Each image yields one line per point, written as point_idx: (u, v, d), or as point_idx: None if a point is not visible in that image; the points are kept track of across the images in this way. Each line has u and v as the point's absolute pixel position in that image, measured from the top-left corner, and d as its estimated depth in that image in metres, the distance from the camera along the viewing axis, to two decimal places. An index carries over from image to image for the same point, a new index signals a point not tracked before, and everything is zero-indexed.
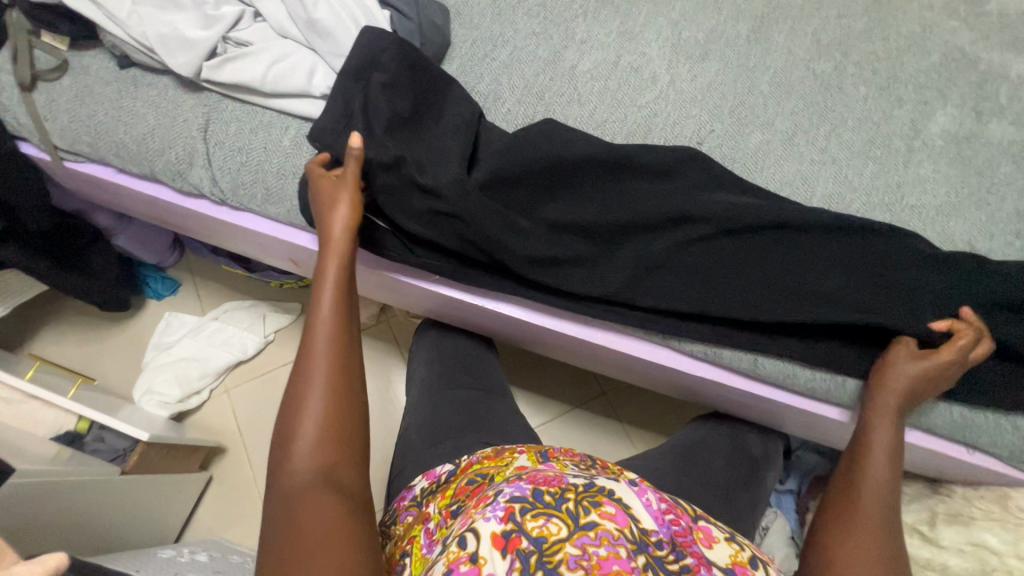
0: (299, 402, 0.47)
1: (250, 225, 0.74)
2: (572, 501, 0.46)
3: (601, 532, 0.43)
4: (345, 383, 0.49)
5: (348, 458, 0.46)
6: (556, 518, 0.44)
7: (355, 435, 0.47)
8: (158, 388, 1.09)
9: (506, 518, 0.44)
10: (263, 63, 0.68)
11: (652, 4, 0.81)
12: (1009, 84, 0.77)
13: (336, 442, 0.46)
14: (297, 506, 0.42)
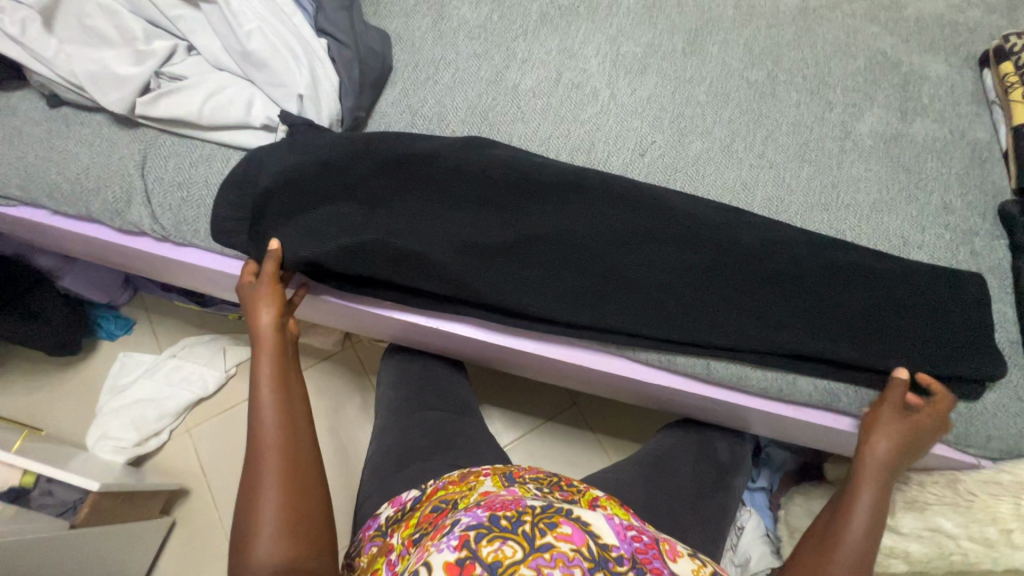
0: (251, 506, 0.49)
1: (195, 260, 0.72)
2: (530, 524, 0.46)
3: (557, 554, 0.43)
4: (299, 473, 0.52)
5: (306, 544, 0.49)
6: (511, 541, 0.44)
7: (315, 519, 0.51)
8: (113, 433, 1.05)
9: (461, 546, 0.44)
10: (199, 97, 0.67)
11: (590, 22, 0.83)
12: (929, 83, 0.81)
13: (292, 533, 0.48)
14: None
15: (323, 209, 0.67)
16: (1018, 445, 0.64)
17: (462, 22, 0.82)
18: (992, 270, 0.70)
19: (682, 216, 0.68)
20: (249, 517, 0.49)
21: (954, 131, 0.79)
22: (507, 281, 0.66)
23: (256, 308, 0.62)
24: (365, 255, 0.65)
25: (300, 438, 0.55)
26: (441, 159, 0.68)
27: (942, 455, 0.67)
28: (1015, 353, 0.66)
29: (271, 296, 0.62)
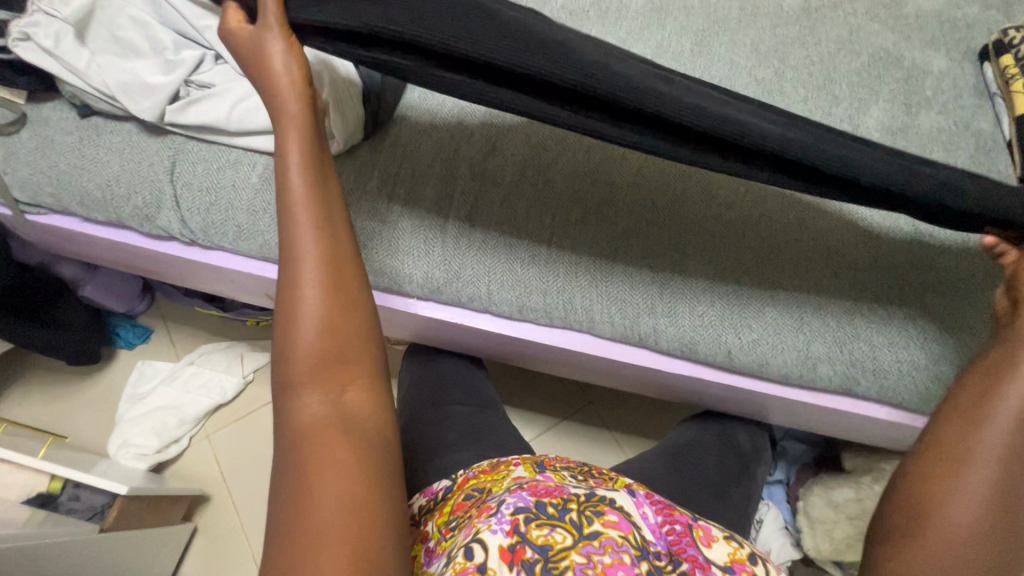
0: (295, 315, 0.46)
1: (224, 262, 0.74)
2: (577, 511, 0.48)
3: (606, 540, 0.46)
4: (342, 302, 0.47)
5: (356, 370, 0.46)
6: (560, 528, 0.46)
7: (359, 355, 0.47)
8: (134, 440, 1.05)
9: (512, 530, 0.46)
10: (227, 103, 0.69)
11: (600, 25, 0.86)
12: (932, 77, 0.84)
13: (336, 352, 0.46)
14: (304, 439, 0.42)
15: (355, 209, 0.69)
16: None
17: None
18: None
19: (700, 205, 0.70)
20: (291, 330, 0.46)
21: (958, 122, 0.81)
22: (537, 269, 0.69)
23: (266, 54, 0.48)
24: (400, 255, 0.69)
25: (341, 241, 0.49)
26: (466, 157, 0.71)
27: None
28: None
29: (279, 41, 0.48)
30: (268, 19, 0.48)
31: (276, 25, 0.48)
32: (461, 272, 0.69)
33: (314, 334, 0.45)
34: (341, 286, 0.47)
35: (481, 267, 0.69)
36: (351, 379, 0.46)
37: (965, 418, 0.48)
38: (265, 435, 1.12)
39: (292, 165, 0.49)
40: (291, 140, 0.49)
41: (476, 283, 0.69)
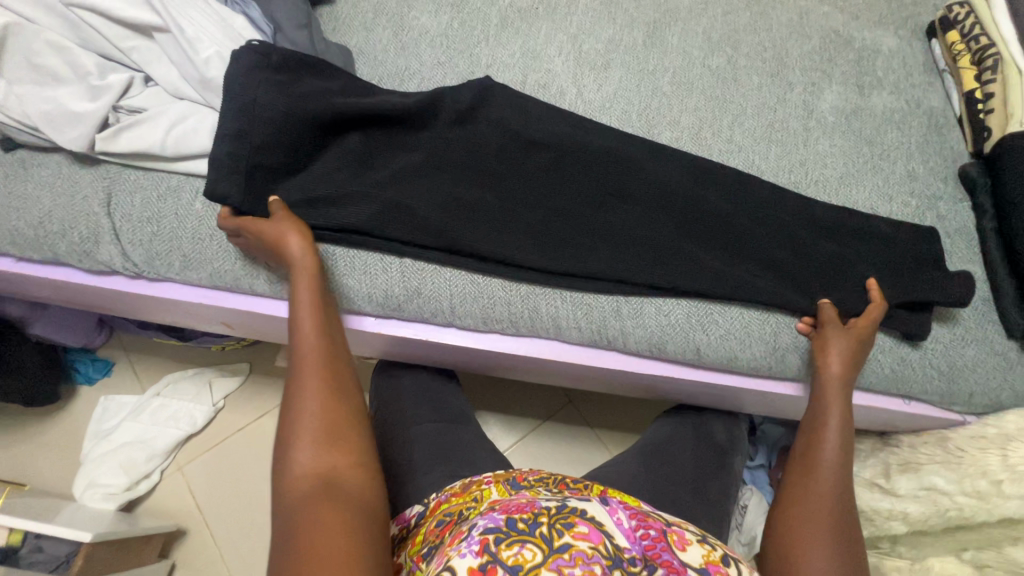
0: (296, 417, 0.50)
1: (171, 294, 0.70)
2: (547, 524, 0.46)
3: (577, 553, 0.44)
4: (341, 404, 0.52)
5: (348, 458, 0.49)
6: (531, 543, 0.45)
7: (352, 435, 0.51)
8: (101, 480, 1.01)
9: (482, 551, 0.44)
10: (161, 127, 0.65)
11: (551, 22, 0.84)
12: (882, 57, 0.84)
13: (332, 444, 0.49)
14: (299, 507, 0.45)
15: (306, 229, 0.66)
16: (998, 399, 0.66)
17: (423, 32, 0.82)
18: (958, 233, 0.72)
19: (659, 204, 0.71)
20: (291, 429, 0.50)
21: (910, 101, 0.81)
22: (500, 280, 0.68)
23: (280, 235, 0.60)
24: (358, 274, 0.67)
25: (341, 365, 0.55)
26: (421, 169, 0.69)
27: (929, 415, 0.69)
28: (987, 310, 0.68)
29: (293, 224, 0.60)
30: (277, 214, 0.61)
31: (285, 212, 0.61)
32: (422, 287, 0.67)
33: (312, 420, 0.50)
34: (331, 380, 0.54)
35: (442, 281, 0.67)
36: (344, 457, 0.49)
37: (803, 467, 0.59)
38: (240, 462, 1.09)
39: (302, 299, 0.58)
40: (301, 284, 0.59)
41: (437, 297, 0.67)
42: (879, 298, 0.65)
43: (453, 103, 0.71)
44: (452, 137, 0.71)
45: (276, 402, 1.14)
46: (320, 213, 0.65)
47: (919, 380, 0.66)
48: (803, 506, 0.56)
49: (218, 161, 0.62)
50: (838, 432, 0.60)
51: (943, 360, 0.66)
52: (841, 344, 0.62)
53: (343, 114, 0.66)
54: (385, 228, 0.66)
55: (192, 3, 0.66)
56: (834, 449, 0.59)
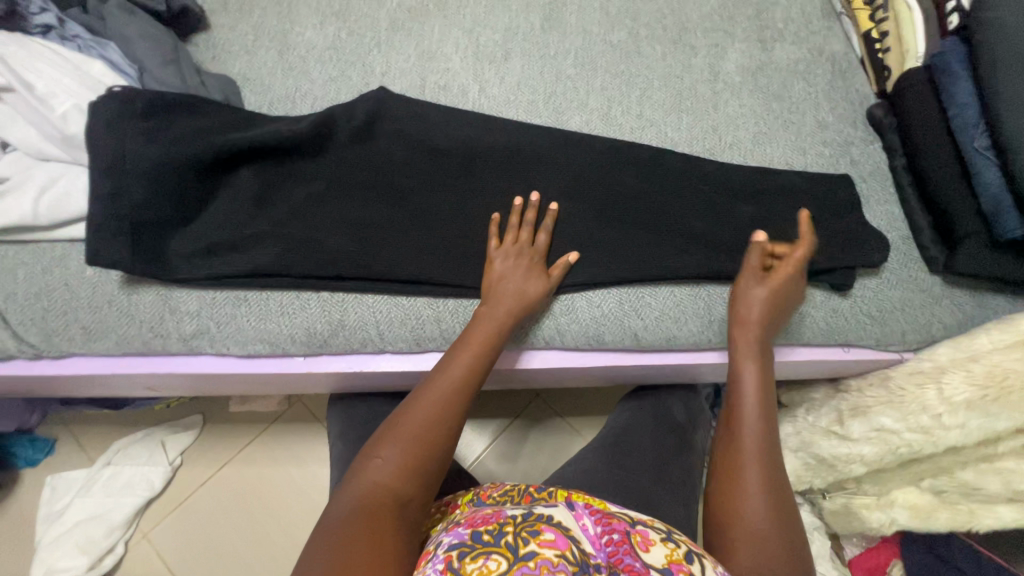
0: (398, 421, 0.52)
1: (80, 369, 0.66)
2: (512, 534, 0.44)
3: (541, 561, 0.41)
4: (435, 427, 0.52)
5: (418, 488, 0.48)
6: (495, 554, 0.42)
7: (434, 477, 0.50)
8: (60, 564, 0.96)
9: (445, 569, 0.42)
10: (28, 196, 0.60)
11: (442, 18, 0.80)
12: (780, 8, 0.83)
13: (416, 464, 0.49)
14: (356, 515, 0.44)
15: (208, 279, 0.62)
16: (927, 333, 0.67)
17: (309, 47, 0.77)
18: (873, 176, 0.73)
19: (575, 196, 0.69)
20: (390, 429, 0.51)
21: (812, 49, 0.81)
22: (425, 299, 0.65)
23: (521, 264, 0.63)
24: (275, 319, 0.64)
25: (464, 396, 0.55)
26: (321, 198, 0.65)
27: (869, 359, 0.70)
28: (908, 248, 0.69)
29: (536, 264, 0.64)
30: (541, 247, 0.65)
31: (538, 248, 0.65)
32: (345, 319, 0.64)
33: (410, 435, 0.50)
34: (456, 409, 0.54)
35: (365, 309, 0.64)
36: (418, 497, 0.48)
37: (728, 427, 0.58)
38: (208, 518, 1.05)
39: (488, 315, 0.60)
40: (488, 308, 0.61)
41: (363, 327, 0.64)
42: (809, 235, 0.63)
43: (348, 122, 0.67)
44: (351, 156, 0.67)
45: (236, 450, 1.10)
46: (222, 261, 0.61)
47: (854, 327, 0.67)
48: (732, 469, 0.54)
49: (96, 223, 0.57)
50: (756, 381, 0.59)
51: (872, 305, 0.67)
52: (765, 290, 0.61)
53: (227, 151, 0.62)
54: (295, 265, 0.62)
55: (38, 55, 0.61)
56: (755, 399, 0.58)
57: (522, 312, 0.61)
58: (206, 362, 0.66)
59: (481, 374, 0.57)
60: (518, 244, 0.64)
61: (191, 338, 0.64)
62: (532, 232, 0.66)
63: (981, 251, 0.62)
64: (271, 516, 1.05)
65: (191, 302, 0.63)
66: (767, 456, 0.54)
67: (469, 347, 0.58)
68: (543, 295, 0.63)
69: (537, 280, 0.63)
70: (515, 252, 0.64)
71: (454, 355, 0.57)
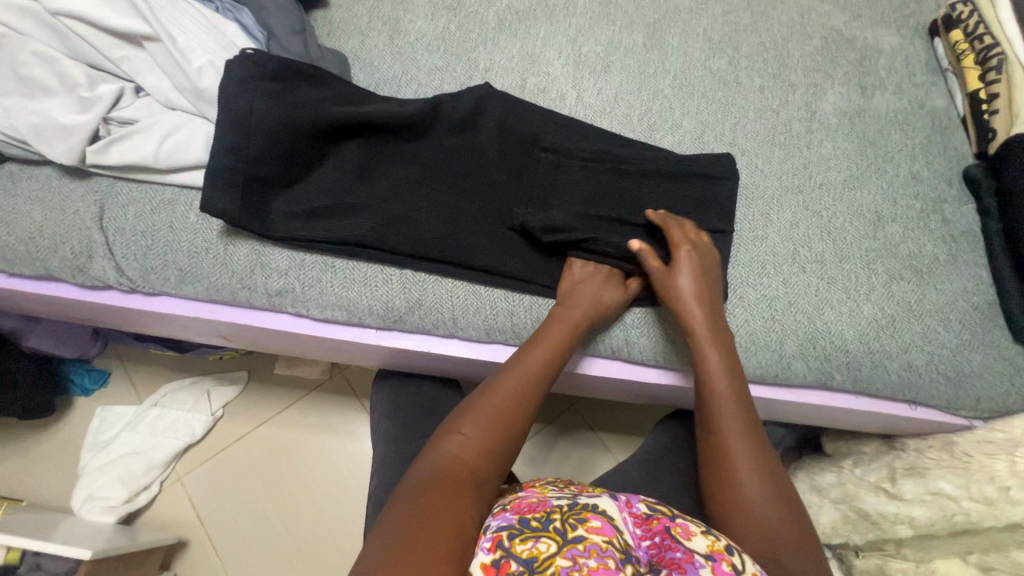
0: (476, 403, 0.55)
1: (168, 309, 0.69)
2: (560, 519, 0.44)
3: (590, 546, 0.42)
4: (509, 413, 0.54)
5: (490, 467, 0.51)
6: (544, 537, 0.42)
7: (506, 458, 0.52)
8: (100, 492, 1.00)
9: (495, 547, 0.42)
10: (154, 139, 0.63)
11: (549, 24, 0.83)
12: (885, 57, 0.83)
13: (490, 447, 0.51)
14: (437, 483, 0.47)
15: (300, 240, 0.65)
16: (1003, 403, 0.66)
17: (419, 35, 0.80)
18: (963, 236, 0.71)
19: (659, 212, 0.70)
20: (468, 409, 0.54)
21: (913, 101, 0.80)
22: (501, 289, 0.67)
23: (604, 272, 0.66)
24: (357, 287, 0.66)
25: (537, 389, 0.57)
26: (417, 177, 0.68)
27: (935, 421, 0.69)
28: (992, 314, 0.67)
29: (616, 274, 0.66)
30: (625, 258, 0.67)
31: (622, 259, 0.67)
32: (423, 299, 0.66)
33: (488, 418, 0.53)
34: (529, 400, 0.56)
35: (443, 292, 0.66)
36: (490, 475, 0.50)
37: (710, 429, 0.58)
38: (240, 470, 1.08)
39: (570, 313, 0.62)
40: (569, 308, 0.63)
41: (439, 309, 0.66)
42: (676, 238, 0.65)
43: (452, 111, 0.69)
44: (450, 145, 0.69)
45: (275, 410, 1.13)
46: (320, 226, 0.64)
47: (927, 384, 0.66)
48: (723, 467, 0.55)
49: (215, 174, 0.60)
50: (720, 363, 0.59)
51: (952, 366, 0.65)
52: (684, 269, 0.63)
53: (339, 122, 0.65)
54: (386, 240, 0.65)
55: (183, 12, 0.65)
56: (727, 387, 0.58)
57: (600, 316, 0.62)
58: (285, 320, 0.69)
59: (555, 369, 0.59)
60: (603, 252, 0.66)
61: (277, 295, 0.66)
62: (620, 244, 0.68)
63: None
64: (299, 479, 1.08)
65: (282, 260, 0.66)
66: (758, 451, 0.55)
67: (546, 342, 0.60)
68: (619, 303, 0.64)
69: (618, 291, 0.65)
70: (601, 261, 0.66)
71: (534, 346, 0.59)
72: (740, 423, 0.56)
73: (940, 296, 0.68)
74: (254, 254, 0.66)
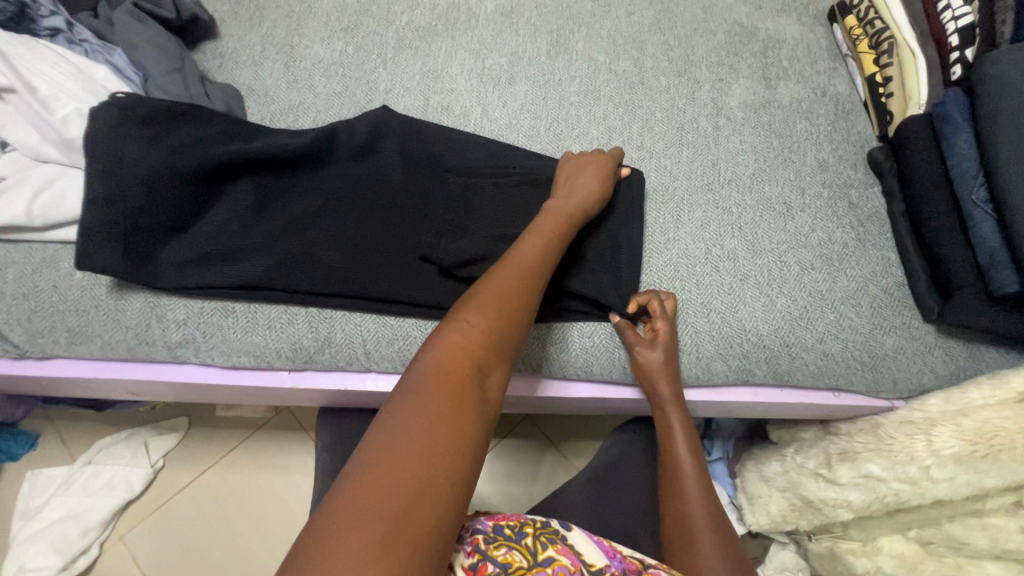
0: (477, 295, 0.51)
1: (62, 372, 0.65)
2: (532, 536, 0.48)
3: (558, 568, 0.45)
4: (509, 304, 0.51)
5: (494, 365, 0.48)
6: (516, 550, 0.46)
7: (509, 352, 0.50)
8: (33, 563, 0.95)
9: (473, 551, 0.46)
10: (23, 196, 0.60)
11: (451, 39, 0.81)
12: (787, 47, 0.84)
13: (492, 343, 0.48)
14: (442, 382, 0.43)
15: (193, 287, 0.62)
16: (919, 383, 0.67)
17: (316, 61, 0.78)
18: (871, 220, 0.72)
19: None
20: (466, 302, 0.50)
21: (816, 89, 0.81)
22: (412, 317, 0.65)
23: (583, 179, 0.65)
24: (260, 332, 0.63)
25: (534, 284, 0.54)
26: (315, 210, 0.65)
27: (859, 405, 0.70)
28: (902, 295, 0.68)
29: (598, 182, 0.65)
30: (604, 168, 0.67)
31: (600, 170, 0.67)
32: (332, 336, 0.64)
33: (490, 311, 0.49)
34: (527, 294, 0.53)
35: (353, 327, 0.64)
36: (495, 370, 0.48)
37: (673, 491, 0.62)
38: (186, 521, 1.04)
39: (556, 216, 0.61)
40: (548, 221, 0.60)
41: (350, 345, 0.64)
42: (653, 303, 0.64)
43: (348, 139, 0.67)
44: (348, 173, 0.67)
45: (218, 454, 1.09)
46: (213, 271, 0.61)
47: (845, 373, 0.66)
48: (685, 526, 0.59)
49: (89, 229, 0.57)
50: (682, 435, 0.64)
51: (866, 352, 0.66)
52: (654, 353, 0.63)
53: (224, 162, 0.62)
54: (284, 279, 0.62)
55: (43, 57, 0.62)
56: (685, 451, 0.64)
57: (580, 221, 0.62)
58: (191, 371, 0.66)
59: (548, 265, 0.57)
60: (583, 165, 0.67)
61: (177, 347, 0.63)
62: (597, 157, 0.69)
63: (977, 303, 0.60)
64: (248, 522, 1.04)
65: (178, 311, 0.63)
66: (716, 516, 0.59)
67: (536, 243, 0.57)
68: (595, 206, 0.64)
69: (598, 199, 0.64)
70: (579, 172, 0.66)
71: (526, 242, 0.57)
72: (698, 487, 0.62)
73: (853, 281, 0.68)
74: (147, 306, 0.63)
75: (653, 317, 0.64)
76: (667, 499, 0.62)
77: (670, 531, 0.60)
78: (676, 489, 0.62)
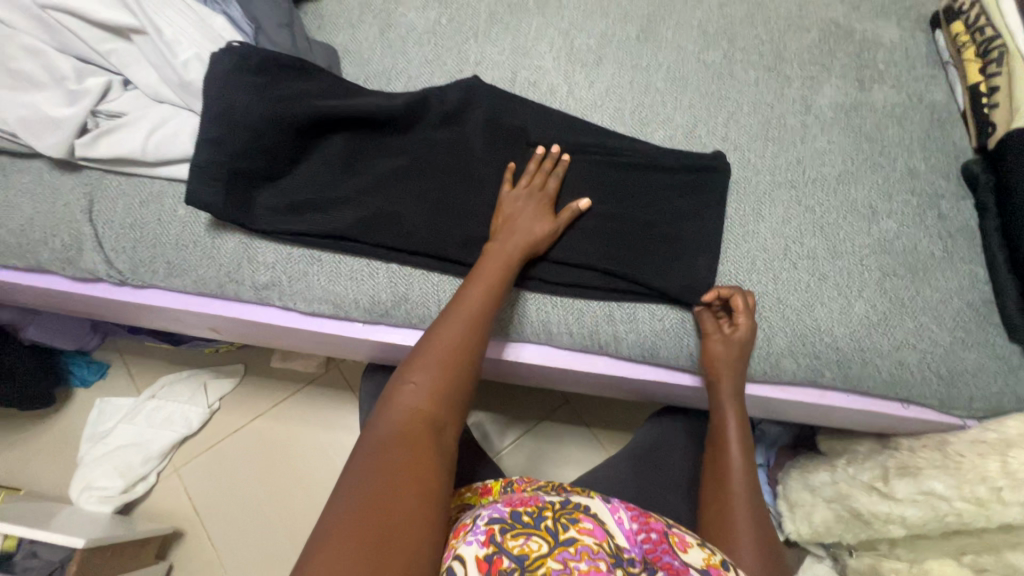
0: (427, 346, 0.53)
1: (156, 301, 0.69)
2: (552, 519, 0.45)
3: (581, 547, 0.42)
4: (459, 348, 0.53)
5: (450, 412, 0.50)
6: (536, 536, 0.43)
7: (462, 398, 0.51)
8: (98, 483, 1.01)
9: (488, 541, 0.42)
10: (141, 132, 0.64)
11: (542, 17, 0.82)
12: (884, 50, 0.81)
13: (444, 391, 0.50)
14: (402, 439, 0.45)
15: (286, 234, 0.65)
16: (996, 404, 0.65)
17: (410, 28, 0.80)
18: (961, 232, 0.70)
19: (649, 204, 0.69)
20: (419, 354, 0.52)
21: (912, 95, 0.79)
22: None
23: (529, 204, 0.65)
24: (342, 282, 0.66)
25: (484, 320, 0.56)
26: (404, 170, 0.68)
27: (928, 420, 0.68)
28: (987, 312, 0.66)
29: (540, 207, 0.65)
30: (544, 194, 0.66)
31: (537, 193, 0.66)
32: (409, 293, 0.66)
33: (435, 363, 0.51)
34: (479, 334, 0.54)
35: (430, 286, 0.66)
36: (451, 421, 0.49)
37: (718, 476, 0.62)
38: (235, 462, 1.09)
39: (514, 245, 0.61)
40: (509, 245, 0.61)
41: (426, 303, 0.66)
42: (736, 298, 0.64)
43: (439, 105, 0.69)
44: (436, 138, 0.69)
45: (270, 403, 1.13)
46: (305, 219, 0.64)
47: (919, 385, 0.65)
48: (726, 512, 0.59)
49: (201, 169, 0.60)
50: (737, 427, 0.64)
51: (944, 366, 0.64)
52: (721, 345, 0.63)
53: (324, 117, 0.65)
54: (370, 234, 0.65)
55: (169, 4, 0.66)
56: (738, 443, 0.63)
57: (533, 251, 0.62)
58: (273, 314, 0.69)
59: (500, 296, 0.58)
60: (529, 189, 0.66)
61: (264, 290, 0.67)
62: (545, 178, 0.67)
63: None
64: (292, 470, 1.09)
65: (268, 254, 0.66)
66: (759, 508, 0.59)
67: (481, 280, 0.58)
68: (546, 235, 0.63)
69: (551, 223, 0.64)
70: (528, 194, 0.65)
71: (475, 279, 0.59)
72: (746, 481, 0.61)
73: (937, 292, 0.67)
74: (241, 247, 0.66)
75: (736, 312, 0.64)
76: (711, 485, 0.62)
77: (710, 515, 0.60)
78: (724, 477, 0.62)
